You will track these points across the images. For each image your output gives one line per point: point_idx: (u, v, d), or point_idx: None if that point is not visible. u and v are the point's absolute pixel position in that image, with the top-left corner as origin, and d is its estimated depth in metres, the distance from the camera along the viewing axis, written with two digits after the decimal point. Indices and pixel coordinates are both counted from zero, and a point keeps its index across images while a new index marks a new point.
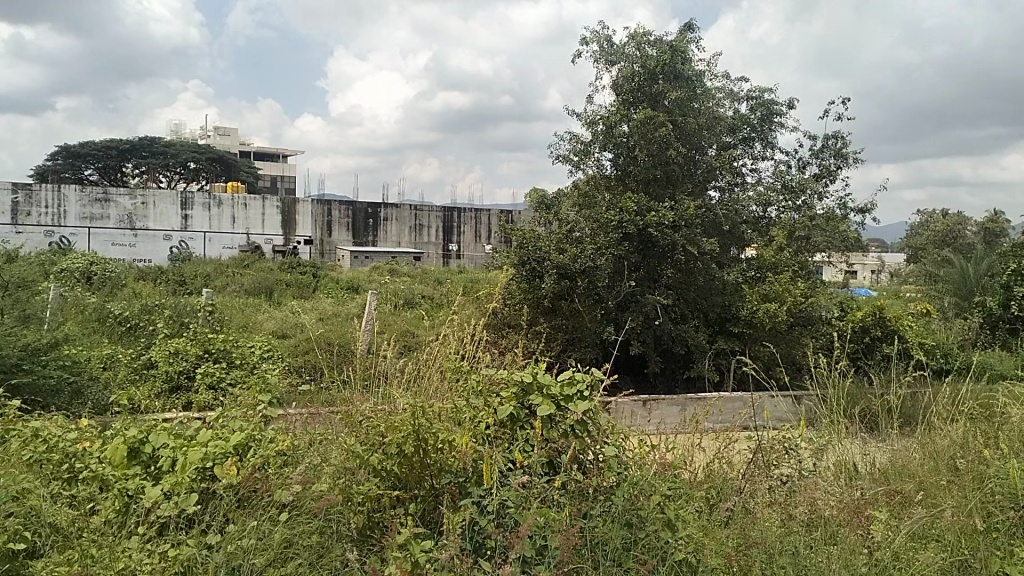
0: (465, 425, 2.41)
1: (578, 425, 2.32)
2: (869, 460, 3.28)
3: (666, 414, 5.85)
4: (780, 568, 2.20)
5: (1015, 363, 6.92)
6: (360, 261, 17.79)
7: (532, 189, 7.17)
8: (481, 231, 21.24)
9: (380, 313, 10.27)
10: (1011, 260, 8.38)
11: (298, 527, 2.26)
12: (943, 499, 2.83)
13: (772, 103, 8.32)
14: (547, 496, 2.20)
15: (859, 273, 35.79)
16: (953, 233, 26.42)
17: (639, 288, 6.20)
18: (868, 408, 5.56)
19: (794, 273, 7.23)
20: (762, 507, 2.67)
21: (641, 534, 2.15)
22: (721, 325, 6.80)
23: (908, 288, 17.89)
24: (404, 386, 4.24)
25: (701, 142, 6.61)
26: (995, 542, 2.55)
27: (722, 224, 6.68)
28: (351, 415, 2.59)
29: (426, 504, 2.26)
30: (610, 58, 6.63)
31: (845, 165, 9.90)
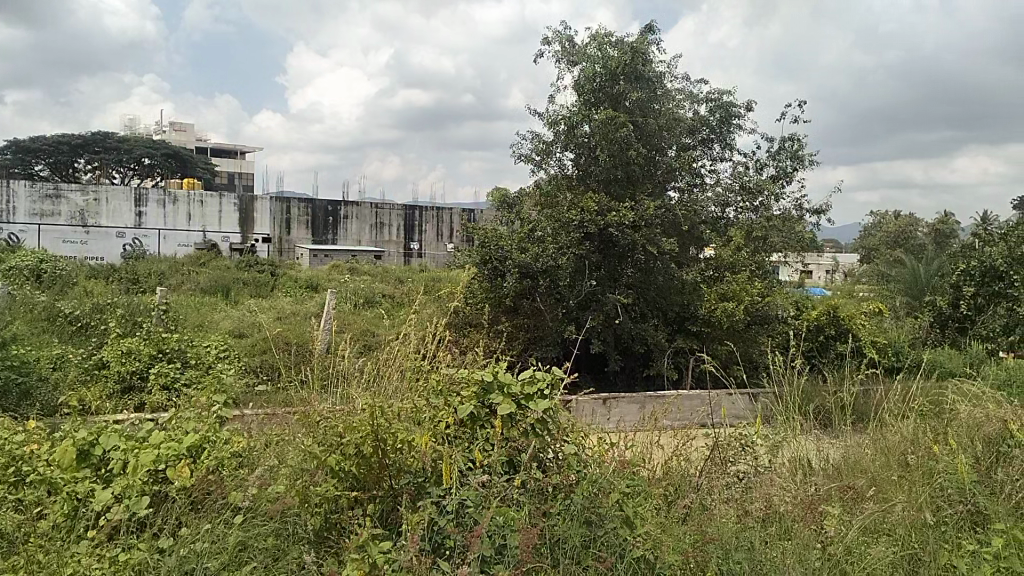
0: (424, 425, 2.31)
1: (539, 424, 2.27)
2: (823, 455, 3.30)
3: (626, 412, 5.87)
4: (735, 563, 2.17)
5: (963, 360, 7.09)
6: (319, 261, 17.58)
7: (494, 188, 7.13)
8: (443, 230, 21.11)
9: (339, 312, 10.15)
10: (960, 260, 8.58)
11: (252, 529, 2.19)
12: (894, 495, 2.87)
13: (731, 105, 8.36)
14: (508, 495, 2.14)
15: (815, 274, 36.53)
16: (905, 234, 27.07)
17: (600, 287, 6.14)
18: (822, 406, 5.64)
19: (752, 272, 7.31)
20: (720, 503, 2.67)
21: (599, 532, 2.12)
22: (680, 323, 6.82)
23: (861, 288, 18.31)
24: (362, 385, 4.16)
25: (661, 143, 6.64)
26: (943, 536, 2.59)
27: (682, 224, 6.72)
28: (310, 418, 2.57)
29: (384, 505, 2.15)
30: (572, 59, 6.65)
31: (801, 167, 10.04)
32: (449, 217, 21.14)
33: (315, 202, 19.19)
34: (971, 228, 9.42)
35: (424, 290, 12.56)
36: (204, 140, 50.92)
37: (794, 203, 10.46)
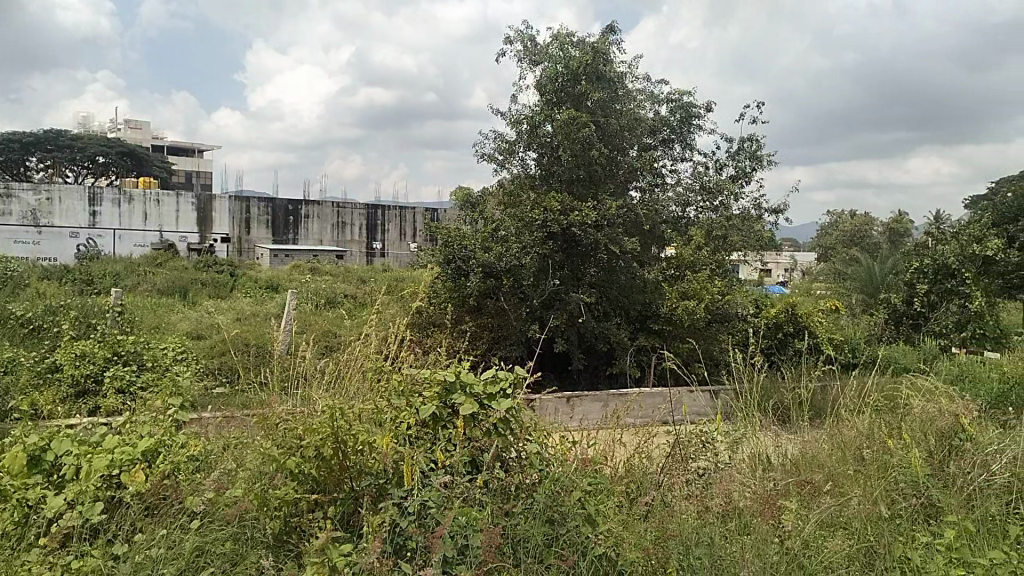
0: (385, 427, 2.28)
1: (502, 424, 2.24)
2: (781, 451, 3.31)
3: (589, 410, 5.87)
4: (696, 559, 2.11)
5: (916, 356, 7.24)
6: (280, 260, 17.35)
7: (457, 188, 7.07)
8: (406, 229, 20.97)
9: (301, 313, 10.01)
10: (914, 258, 8.78)
11: (211, 534, 2.14)
12: (850, 487, 2.88)
13: (691, 106, 8.41)
14: (470, 495, 2.14)
15: (774, 273, 37.12)
16: (861, 233, 27.63)
17: (563, 286, 6.14)
18: (781, 402, 5.72)
19: (712, 271, 7.38)
20: (680, 499, 2.67)
21: (561, 530, 2.10)
22: (642, 322, 6.88)
23: (819, 285, 18.63)
24: (322, 387, 4.09)
25: (622, 143, 6.65)
26: (897, 529, 2.63)
27: (643, 224, 6.74)
28: (268, 419, 2.52)
29: (345, 507, 2.12)
30: (533, 58, 6.63)
31: (759, 167, 10.18)
32: (412, 216, 21.02)
33: (275, 201, 18.92)
34: (924, 227, 9.64)
35: (387, 290, 12.46)
36: (160, 137, 49.91)
37: (753, 203, 10.60)
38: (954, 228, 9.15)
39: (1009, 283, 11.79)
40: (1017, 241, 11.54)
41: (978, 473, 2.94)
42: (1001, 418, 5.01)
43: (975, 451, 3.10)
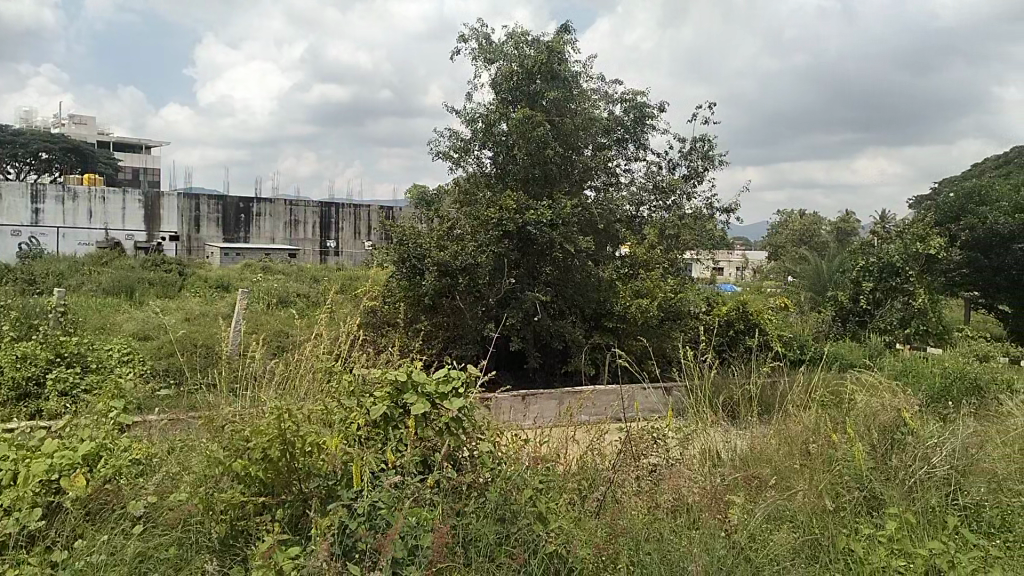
0: (336, 428, 2.20)
1: (454, 423, 2.15)
2: (731, 447, 3.29)
3: (544, 408, 5.87)
4: (646, 553, 2.17)
5: (863, 352, 7.38)
6: (231, 259, 17.04)
7: (413, 185, 7.07)
8: (360, 228, 20.73)
9: (251, 313, 9.83)
10: (860, 257, 8.97)
11: (153, 539, 2.10)
12: (796, 481, 2.89)
13: (644, 106, 8.47)
14: (421, 495, 2.04)
15: (726, 272, 37.67)
16: (810, 232, 28.18)
17: (518, 284, 6.15)
18: (731, 399, 5.77)
19: (664, 270, 7.49)
20: (629, 496, 2.64)
21: (513, 528, 2.07)
22: (596, 320, 6.81)
23: (769, 284, 18.92)
24: (271, 389, 4.00)
25: (578, 142, 6.61)
26: (842, 521, 2.65)
27: (597, 224, 6.74)
28: (214, 422, 2.49)
29: (294, 510, 2.07)
30: (488, 56, 6.58)
31: (711, 167, 10.29)
32: (366, 215, 20.79)
33: (226, 198, 18.51)
34: (871, 226, 9.85)
35: (339, 290, 12.32)
36: (105, 132, 48.56)
37: (704, 202, 10.72)
38: (897, 227, 9.39)
39: (948, 280, 12.14)
40: (956, 239, 11.88)
41: (918, 466, 2.93)
42: (941, 413, 5.14)
43: (916, 443, 3.04)
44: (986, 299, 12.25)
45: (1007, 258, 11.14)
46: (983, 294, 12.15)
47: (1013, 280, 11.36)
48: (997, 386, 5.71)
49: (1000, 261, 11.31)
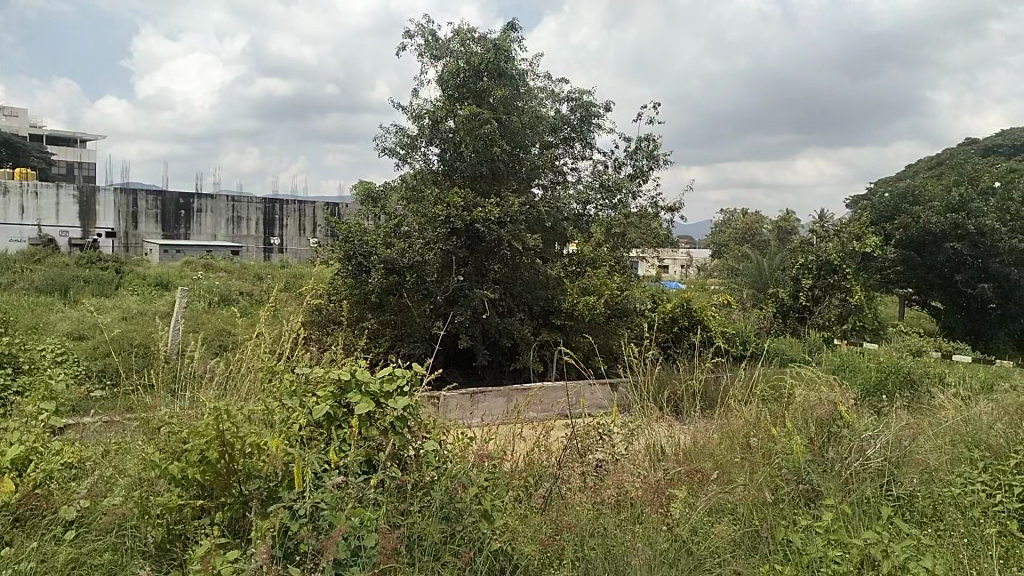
0: (276, 429, 2.07)
1: (399, 422, 2.04)
2: (674, 441, 3.29)
3: (491, 406, 5.86)
4: (590, 548, 2.14)
5: (803, 347, 7.53)
6: (169, 256, 16.58)
7: (359, 181, 6.94)
8: (305, 225, 20.42)
9: (192, 312, 9.58)
10: (800, 255, 9.16)
11: (87, 545, 2.00)
12: (736, 475, 2.92)
13: (591, 105, 8.48)
14: (365, 495, 1.91)
15: (671, 270, 38.20)
16: (752, 231, 28.72)
17: (466, 282, 6.03)
18: (675, 394, 5.82)
19: (611, 268, 7.65)
20: (574, 492, 2.63)
21: (458, 526, 2.00)
22: (544, 317, 6.86)
23: (713, 281, 19.23)
24: (212, 388, 3.88)
25: (525, 141, 6.57)
26: (781, 513, 2.66)
27: (545, 221, 6.66)
28: (151, 424, 2.40)
29: (233, 513, 1.93)
30: (434, 53, 6.50)
31: (656, 167, 10.39)
32: (311, 211, 20.49)
33: (165, 194, 18.00)
34: (810, 225, 10.08)
35: (284, 288, 12.14)
36: (38, 125, 46.79)
37: (650, 200, 10.82)
38: (835, 226, 9.63)
39: (884, 278, 12.50)
40: (891, 237, 12.24)
41: (854, 458, 2.90)
42: (876, 406, 5.27)
43: (852, 436, 3.02)
44: (920, 295, 12.65)
45: (939, 256, 11.51)
46: (916, 291, 12.54)
47: (945, 278, 11.74)
48: (929, 379, 5.93)
49: (932, 259, 11.69)
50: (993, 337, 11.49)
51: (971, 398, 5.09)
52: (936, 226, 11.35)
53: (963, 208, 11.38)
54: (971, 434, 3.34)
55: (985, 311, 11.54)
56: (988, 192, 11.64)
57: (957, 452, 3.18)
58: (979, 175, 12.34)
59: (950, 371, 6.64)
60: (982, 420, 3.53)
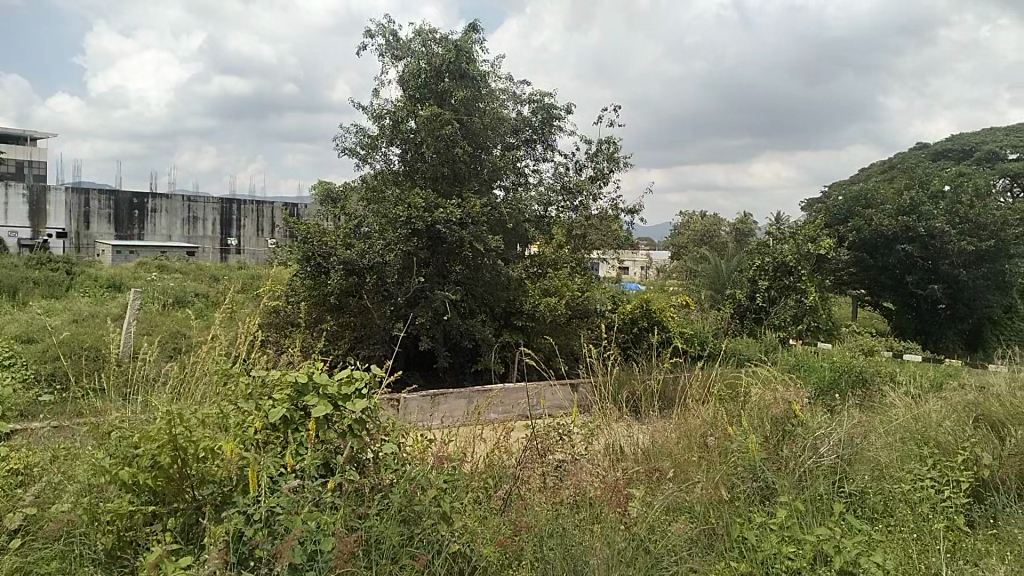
0: (230, 431, 1.99)
1: (358, 424, 1.99)
2: (633, 441, 3.33)
3: (452, 407, 5.85)
4: (549, 548, 2.12)
5: (760, 347, 7.66)
6: (123, 257, 16.21)
7: (318, 181, 6.90)
8: (263, 225, 20.14)
9: (146, 314, 9.40)
10: (757, 257, 9.32)
11: (33, 553, 1.94)
12: (693, 474, 2.94)
13: (552, 107, 8.51)
14: (321, 499, 1.90)
15: (631, 270, 38.51)
16: (710, 232, 29.08)
17: (427, 283, 6.00)
18: (634, 394, 5.87)
19: (573, 269, 7.69)
20: (534, 492, 2.60)
21: (416, 529, 1.95)
22: (505, 319, 6.88)
23: (671, 282, 19.44)
24: (165, 390, 3.80)
25: (486, 142, 6.57)
26: (737, 509, 2.69)
27: (507, 223, 6.66)
28: (101, 428, 2.35)
29: (185, 519, 1.86)
30: (395, 53, 6.50)
31: (617, 169, 10.46)
32: (270, 211, 20.22)
33: (118, 193, 17.62)
34: (766, 227, 10.27)
35: (240, 289, 11.99)
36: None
37: (610, 202, 10.91)
38: (790, 229, 9.81)
39: (838, 279, 12.76)
40: (845, 240, 12.49)
41: (807, 455, 2.96)
42: (830, 405, 5.38)
43: (805, 435, 3.11)
44: (872, 296, 12.95)
45: (891, 258, 11.80)
46: (869, 291, 12.84)
47: (896, 279, 12.04)
48: (880, 378, 6.10)
49: (884, 261, 11.97)
50: (942, 337, 11.83)
51: (920, 396, 5.22)
52: (888, 229, 11.62)
53: (913, 211, 11.66)
54: (921, 431, 3.42)
55: (935, 312, 11.87)
56: (938, 195, 11.93)
57: (908, 449, 3.26)
58: (930, 178, 12.66)
59: (901, 370, 6.81)
60: (930, 418, 3.62)
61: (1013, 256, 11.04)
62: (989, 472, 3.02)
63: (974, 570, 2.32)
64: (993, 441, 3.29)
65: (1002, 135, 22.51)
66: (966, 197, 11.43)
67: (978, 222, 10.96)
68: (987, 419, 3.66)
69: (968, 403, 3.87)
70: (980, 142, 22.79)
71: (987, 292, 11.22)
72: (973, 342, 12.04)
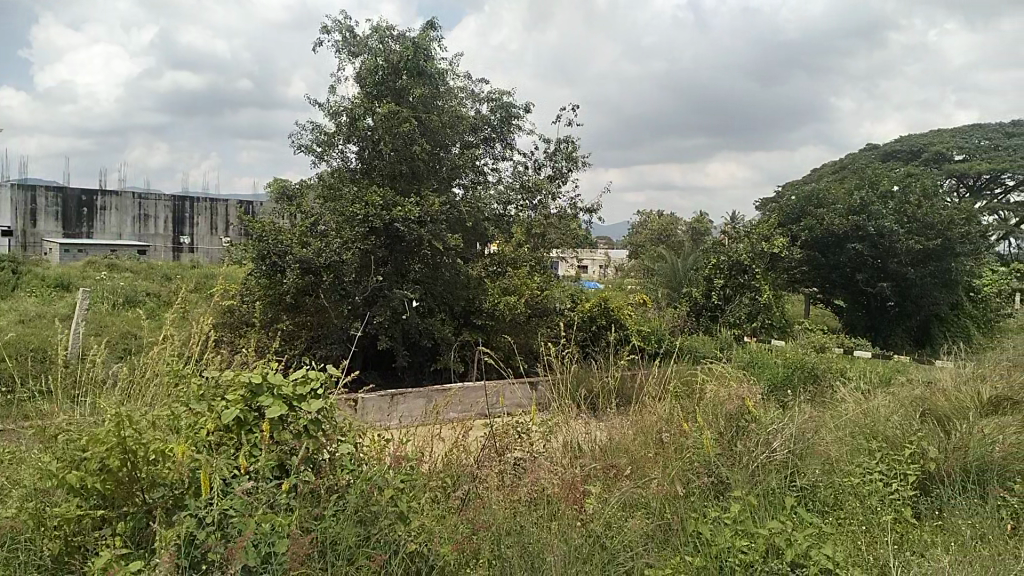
0: (180, 433, 1.91)
1: (313, 425, 1.93)
2: (590, 438, 3.35)
3: (411, 407, 5.84)
4: (507, 547, 2.08)
5: (715, 345, 7.77)
6: (71, 256, 15.79)
7: (274, 178, 6.80)
8: (217, 223, 19.80)
9: (94, 314, 9.17)
10: (712, 256, 9.46)
11: None
12: (650, 469, 2.99)
13: (510, 106, 8.51)
14: (275, 501, 1.79)
15: (589, 269, 38.77)
16: (667, 231, 29.43)
17: (386, 282, 5.97)
18: (592, 391, 5.90)
19: (532, 268, 7.71)
20: (492, 490, 2.58)
21: (373, 529, 1.88)
22: (464, 317, 6.89)
23: (628, 281, 19.63)
24: (112, 391, 3.71)
25: (444, 140, 6.58)
26: (692, 505, 2.72)
27: (466, 221, 6.65)
28: (46, 432, 2.29)
29: (134, 524, 1.75)
30: (352, 50, 6.41)
31: (574, 168, 10.53)
32: (224, 210, 19.89)
33: (66, 190, 17.18)
34: (722, 226, 10.42)
35: (193, 288, 11.78)
36: None
37: (568, 202, 10.97)
38: (745, 228, 9.97)
39: (791, 277, 13.01)
40: (798, 239, 12.75)
41: (760, 450, 3.02)
42: (782, 401, 5.49)
43: (758, 430, 3.16)
44: (823, 294, 13.25)
45: (842, 257, 12.08)
46: (820, 290, 13.13)
47: (847, 277, 12.33)
48: (831, 375, 6.25)
49: (835, 260, 12.26)
50: (891, 335, 12.15)
51: (869, 392, 5.36)
52: (838, 228, 11.89)
53: (863, 211, 11.94)
54: (870, 426, 3.50)
55: (885, 309, 12.20)
56: (887, 195, 12.24)
57: (857, 443, 3.34)
58: (879, 178, 12.98)
59: (850, 366, 7.00)
60: (879, 414, 3.72)
61: (959, 255, 11.31)
62: (936, 465, 3.06)
63: (919, 560, 2.34)
64: (939, 434, 3.35)
65: (948, 137, 23.16)
66: (914, 197, 11.75)
67: (925, 222, 11.37)
68: (934, 414, 3.77)
69: (915, 399, 3.99)
70: (928, 144, 23.43)
71: (934, 290, 11.49)
72: (921, 338, 12.32)
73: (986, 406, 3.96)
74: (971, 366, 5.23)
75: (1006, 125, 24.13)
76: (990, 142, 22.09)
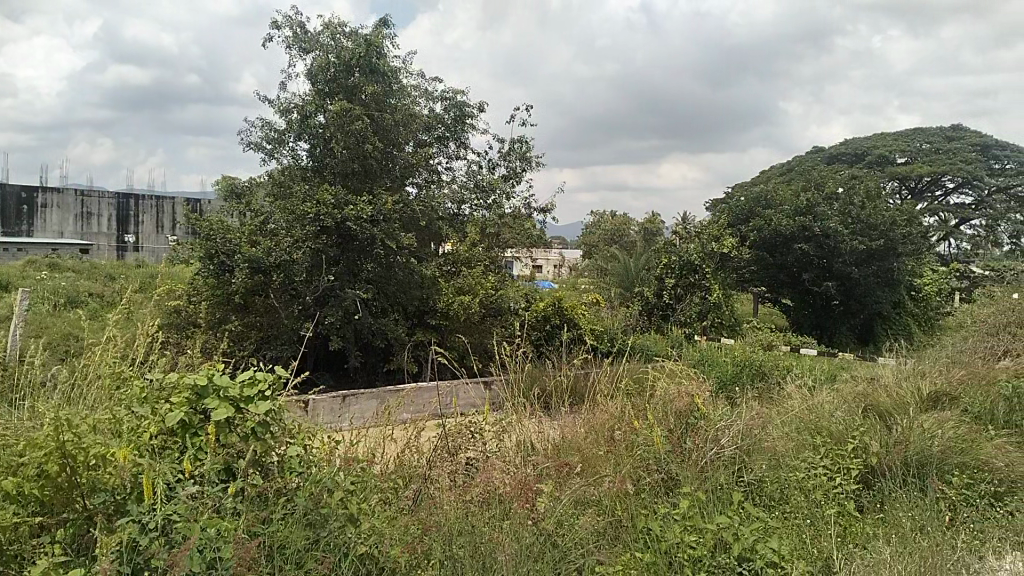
0: (123, 438, 1.85)
1: (261, 427, 1.88)
2: (543, 437, 3.36)
3: (363, 408, 5.78)
4: (457, 547, 2.04)
5: (667, 344, 7.87)
6: (9, 255, 15.25)
7: (222, 177, 6.65)
8: (163, 222, 19.32)
9: (35, 315, 8.88)
10: (664, 255, 9.58)
11: None
12: (602, 468, 3.01)
13: (464, 105, 8.49)
14: (222, 505, 1.74)
15: (543, 268, 38.94)
16: (620, 231, 29.71)
17: (338, 281, 5.88)
18: (546, 389, 5.92)
19: (486, 267, 7.71)
20: (443, 491, 2.56)
21: (323, 531, 1.82)
22: (418, 317, 6.89)
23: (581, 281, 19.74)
24: (50, 396, 3.58)
25: (398, 138, 6.56)
26: (641, 502, 2.74)
27: (420, 220, 6.61)
28: None
29: (75, 530, 1.68)
30: (303, 46, 6.29)
31: (528, 168, 10.56)
32: (171, 208, 19.41)
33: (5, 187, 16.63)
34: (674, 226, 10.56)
35: (138, 289, 11.47)
36: None
37: (522, 201, 11.01)
38: (696, 228, 10.13)
39: (740, 277, 13.23)
40: (747, 239, 12.97)
41: (709, 447, 3.07)
42: (731, 398, 5.59)
43: (707, 427, 3.22)
44: (772, 294, 13.52)
45: (789, 257, 12.34)
46: (769, 289, 13.39)
47: (794, 276, 12.60)
48: (778, 372, 6.38)
49: (783, 259, 12.52)
50: (836, 332, 12.47)
51: (814, 390, 5.48)
52: (786, 229, 12.14)
53: (810, 212, 12.20)
54: (814, 423, 3.59)
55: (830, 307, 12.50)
56: (834, 197, 12.51)
57: (803, 439, 3.42)
58: (825, 180, 13.29)
59: (797, 363, 7.15)
60: (823, 409, 3.81)
61: (901, 255, 11.67)
62: (876, 459, 3.15)
63: (861, 552, 2.40)
64: (880, 428, 3.45)
65: (890, 140, 23.82)
66: (857, 198, 12.06)
67: (869, 223, 11.65)
68: (876, 409, 3.90)
69: (858, 395, 4.12)
70: (872, 147, 24.07)
71: (877, 289, 11.83)
72: (865, 336, 12.65)
73: (924, 402, 4.10)
74: (910, 363, 5.39)
75: (946, 130, 24.89)
76: (929, 146, 22.78)
